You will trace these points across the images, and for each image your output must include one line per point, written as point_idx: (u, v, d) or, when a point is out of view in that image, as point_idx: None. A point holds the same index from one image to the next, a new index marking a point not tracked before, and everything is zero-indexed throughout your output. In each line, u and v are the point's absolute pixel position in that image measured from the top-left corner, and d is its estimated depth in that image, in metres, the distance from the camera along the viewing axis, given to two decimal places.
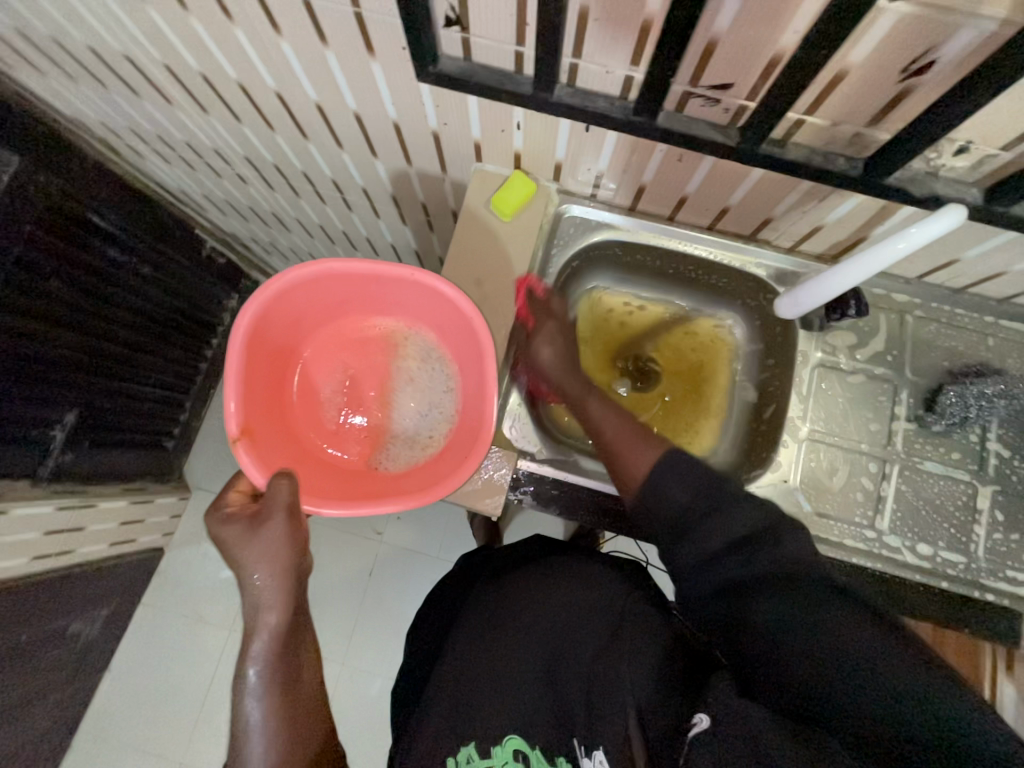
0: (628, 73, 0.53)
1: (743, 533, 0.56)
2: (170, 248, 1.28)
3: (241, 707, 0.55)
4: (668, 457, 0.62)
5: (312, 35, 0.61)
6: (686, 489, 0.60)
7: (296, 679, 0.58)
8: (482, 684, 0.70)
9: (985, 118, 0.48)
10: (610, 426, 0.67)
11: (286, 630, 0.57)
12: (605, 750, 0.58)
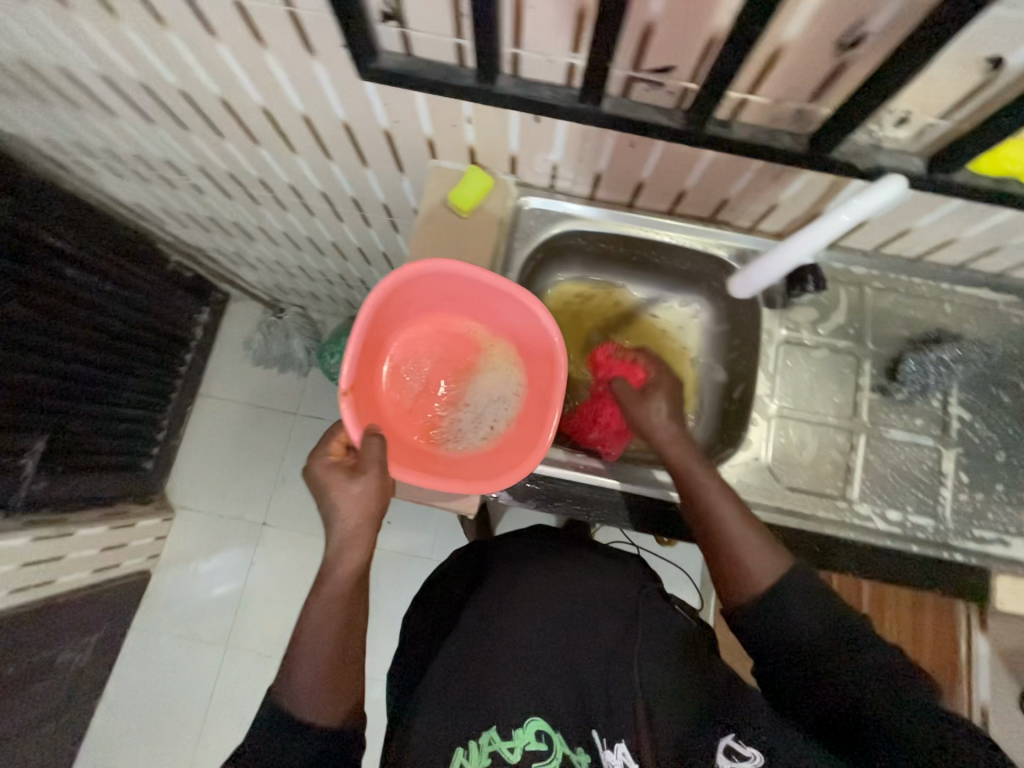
0: (570, 60, 0.53)
1: (862, 660, 0.55)
2: (134, 264, 1.24)
3: (313, 632, 0.60)
4: (793, 579, 0.60)
5: (249, 37, 0.59)
6: (813, 623, 0.58)
7: (355, 618, 0.63)
8: (497, 672, 0.68)
9: (920, 89, 0.49)
10: (726, 518, 0.63)
11: (359, 578, 0.62)
12: (627, 742, 0.62)
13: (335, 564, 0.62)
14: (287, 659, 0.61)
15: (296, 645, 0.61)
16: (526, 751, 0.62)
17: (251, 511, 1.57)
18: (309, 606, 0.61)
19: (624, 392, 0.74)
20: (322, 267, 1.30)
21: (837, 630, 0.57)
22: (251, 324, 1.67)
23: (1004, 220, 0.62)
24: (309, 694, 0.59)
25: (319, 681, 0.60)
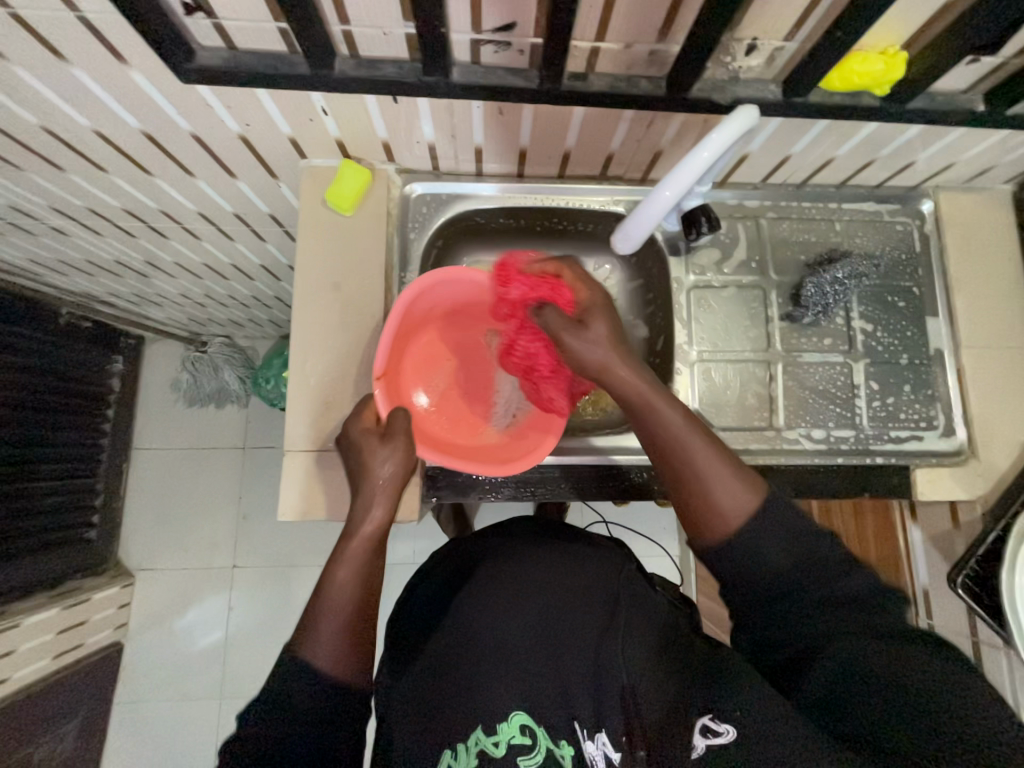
0: (406, 30, 0.50)
1: (837, 593, 0.52)
2: (16, 327, 1.11)
3: (325, 590, 0.56)
4: (768, 508, 0.55)
5: (46, 53, 0.52)
6: (784, 549, 0.54)
7: (374, 585, 0.58)
8: (479, 669, 0.61)
9: (758, 13, 0.49)
10: (695, 451, 0.57)
11: (381, 543, 0.60)
12: (607, 729, 0.54)
13: (358, 524, 0.59)
14: (303, 620, 0.56)
15: (315, 605, 0.56)
16: (513, 745, 0.54)
17: (218, 558, 1.49)
18: (330, 567, 0.58)
19: (560, 324, 0.62)
20: (230, 292, 1.21)
21: (806, 556, 0.53)
22: (175, 364, 1.56)
23: (867, 133, 0.64)
24: (326, 657, 0.53)
25: (341, 642, 0.54)
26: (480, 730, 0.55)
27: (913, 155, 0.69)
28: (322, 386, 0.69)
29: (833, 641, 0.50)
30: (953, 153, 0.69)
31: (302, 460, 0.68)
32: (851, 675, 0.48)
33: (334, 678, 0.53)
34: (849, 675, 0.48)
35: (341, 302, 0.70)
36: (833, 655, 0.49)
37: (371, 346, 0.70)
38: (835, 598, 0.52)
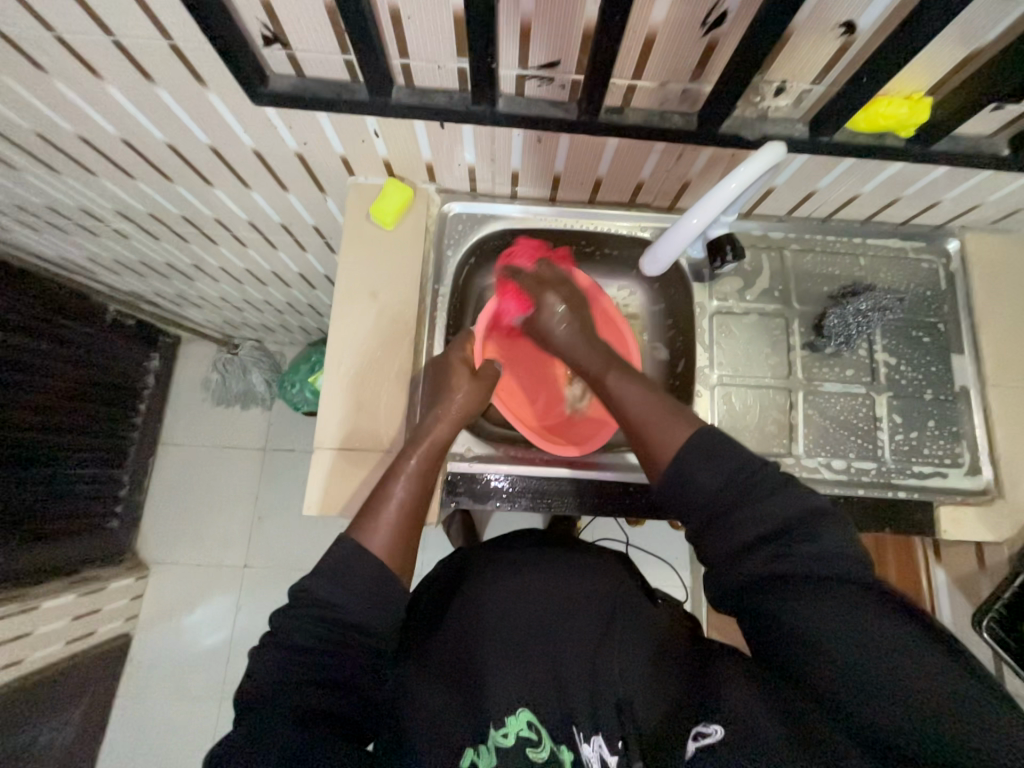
0: (458, 65, 0.55)
1: (780, 524, 0.51)
2: (66, 319, 1.18)
3: (391, 482, 0.62)
4: (702, 438, 0.57)
5: (136, 74, 0.58)
6: (718, 477, 0.54)
7: (428, 486, 0.64)
8: (485, 663, 0.61)
9: (788, 58, 0.52)
10: (635, 403, 0.63)
11: (441, 456, 0.66)
12: (603, 732, 0.53)
13: (424, 435, 0.66)
14: (364, 508, 0.61)
15: (375, 495, 0.61)
16: (521, 738, 0.54)
17: (230, 556, 1.51)
18: (396, 463, 0.63)
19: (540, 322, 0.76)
20: (267, 298, 1.27)
21: (746, 484, 0.54)
22: (207, 364, 1.62)
23: (892, 172, 0.66)
24: (378, 538, 0.58)
25: (394, 526, 0.59)
26: (490, 728, 0.55)
27: (938, 195, 0.71)
28: (352, 386, 0.72)
29: (793, 581, 0.49)
30: (978, 195, 0.70)
31: (329, 457, 0.70)
32: (827, 646, 0.45)
33: (386, 560, 0.57)
34: (825, 650, 0.45)
35: (377, 309, 0.74)
36: (808, 620, 0.47)
37: (402, 352, 0.73)
38: (795, 551, 0.50)
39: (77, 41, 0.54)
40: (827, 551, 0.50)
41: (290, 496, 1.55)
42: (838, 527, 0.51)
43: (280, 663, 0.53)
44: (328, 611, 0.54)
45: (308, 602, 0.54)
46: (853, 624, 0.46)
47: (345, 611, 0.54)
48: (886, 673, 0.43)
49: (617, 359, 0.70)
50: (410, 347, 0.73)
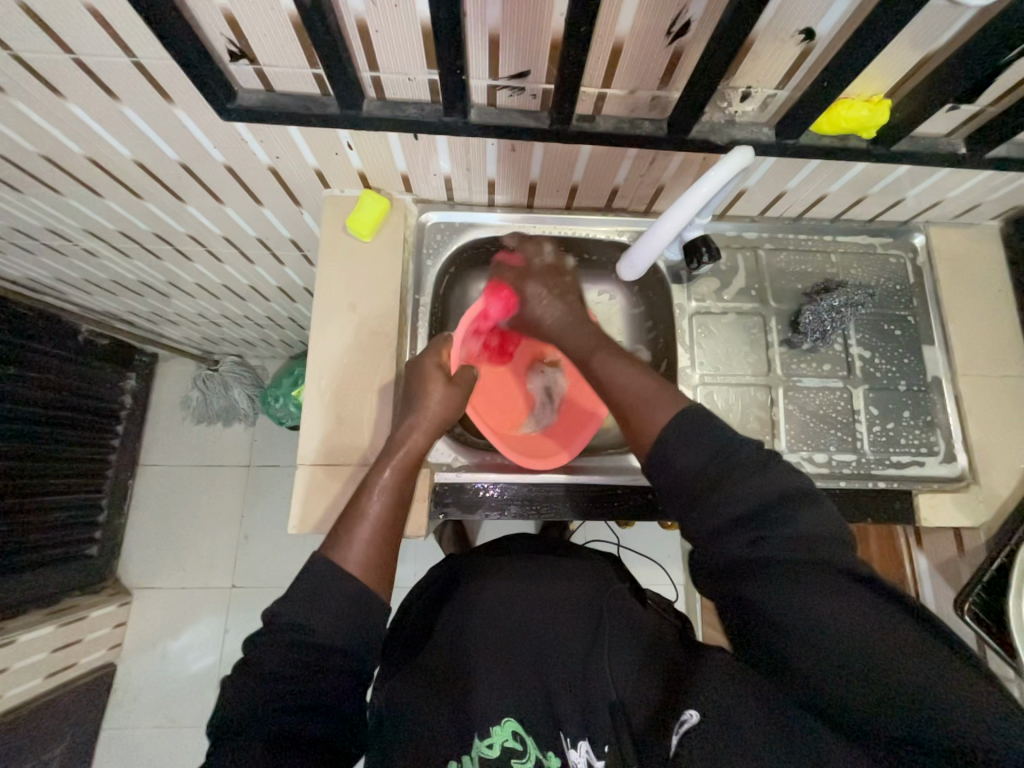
0: (429, 77, 0.55)
1: (763, 500, 0.52)
2: (35, 342, 1.14)
3: (365, 496, 0.62)
4: (687, 422, 0.57)
5: (99, 92, 0.57)
6: (699, 454, 0.55)
7: (404, 497, 0.63)
8: (471, 676, 0.60)
9: (752, 65, 0.54)
10: (624, 380, 0.65)
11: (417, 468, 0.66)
12: (590, 738, 0.53)
13: (397, 446, 0.65)
14: (339, 523, 0.60)
15: (350, 510, 0.61)
16: (506, 748, 0.54)
17: (216, 577, 1.48)
18: (368, 476, 0.63)
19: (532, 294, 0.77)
20: (246, 313, 1.25)
21: (724, 465, 0.54)
22: (187, 381, 1.59)
23: (857, 172, 0.68)
24: (353, 555, 0.57)
25: (369, 541, 0.59)
26: (475, 739, 0.54)
27: (902, 192, 0.73)
28: (334, 401, 0.71)
29: (769, 563, 0.50)
30: (940, 191, 0.72)
31: (312, 474, 0.69)
32: (802, 631, 0.46)
33: (360, 575, 0.56)
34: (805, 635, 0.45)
35: (357, 322, 0.73)
36: (772, 601, 0.48)
37: (384, 364, 0.73)
38: (771, 525, 0.51)
39: (36, 60, 0.53)
40: (809, 531, 0.50)
41: (276, 513, 1.52)
42: (816, 504, 0.52)
43: (252, 692, 0.50)
44: (303, 634, 0.52)
45: (282, 629, 0.52)
46: (830, 610, 0.45)
47: (320, 633, 0.52)
48: (866, 659, 0.43)
49: (607, 339, 0.72)
50: (392, 359, 0.73)
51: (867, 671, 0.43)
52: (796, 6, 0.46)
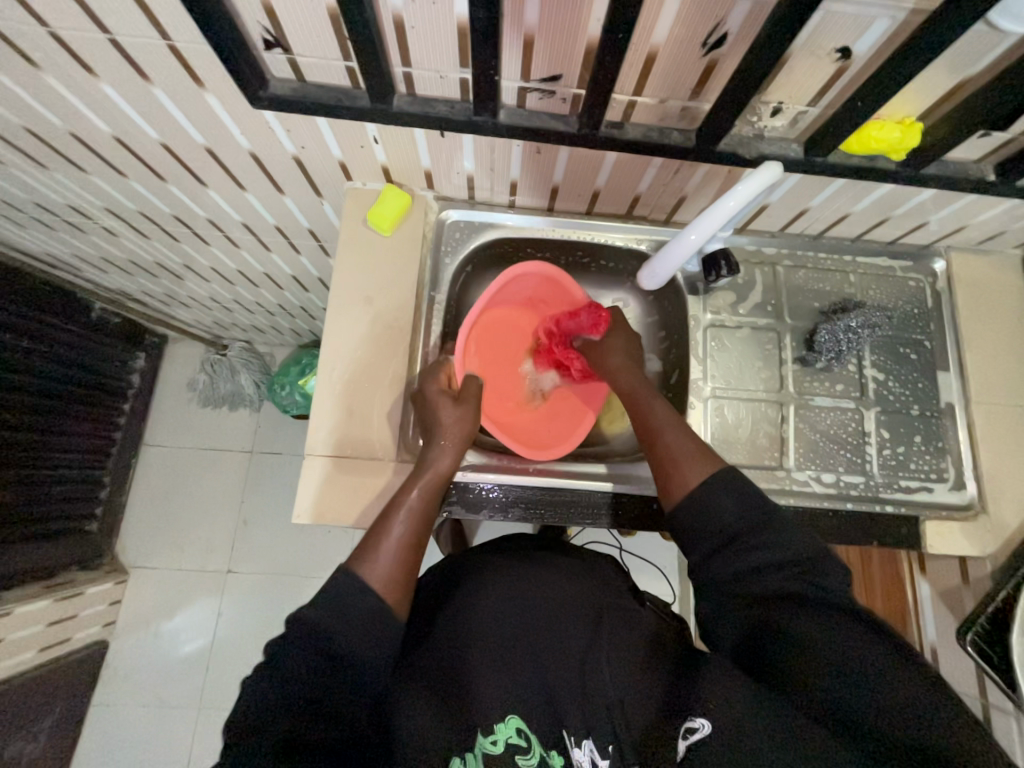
0: (460, 75, 0.55)
1: (794, 556, 0.54)
2: (49, 316, 1.15)
3: (392, 518, 0.61)
4: (726, 480, 0.59)
5: (132, 73, 0.58)
6: (738, 506, 0.57)
7: (430, 517, 0.63)
8: (473, 672, 0.60)
9: (785, 80, 0.54)
10: (673, 436, 0.64)
11: (443, 488, 0.66)
12: (594, 736, 0.53)
13: (425, 468, 0.65)
14: (364, 539, 0.60)
15: (377, 528, 0.61)
16: (510, 745, 0.54)
17: (213, 561, 1.48)
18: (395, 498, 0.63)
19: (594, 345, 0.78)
20: (259, 300, 1.26)
21: (764, 521, 0.56)
22: (195, 364, 1.59)
23: (882, 193, 0.68)
24: (380, 575, 0.57)
25: (394, 563, 0.58)
26: (478, 735, 0.55)
27: (926, 216, 0.73)
28: (346, 393, 0.71)
29: (792, 604, 0.52)
30: (965, 217, 0.72)
31: (321, 465, 0.69)
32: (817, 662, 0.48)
33: (386, 596, 0.56)
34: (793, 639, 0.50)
35: (372, 315, 0.73)
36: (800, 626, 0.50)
37: (397, 359, 0.73)
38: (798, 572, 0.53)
39: (73, 39, 0.54)
40: (818, 563, 0.54)
41: (276, 500, 1.53)
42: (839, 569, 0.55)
43: (270, 696, 0.49)
44: (327, 640, 0.52)
45: (306, 633, 0.52)
46: (840, 639, 0.48)
47: (344, 640, 0.52)
48: (860, 675, 0.46)
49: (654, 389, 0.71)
50: (405, 354, 0.73)
51: (863, 688, 0.45)
52: (835, 24, 0.46)
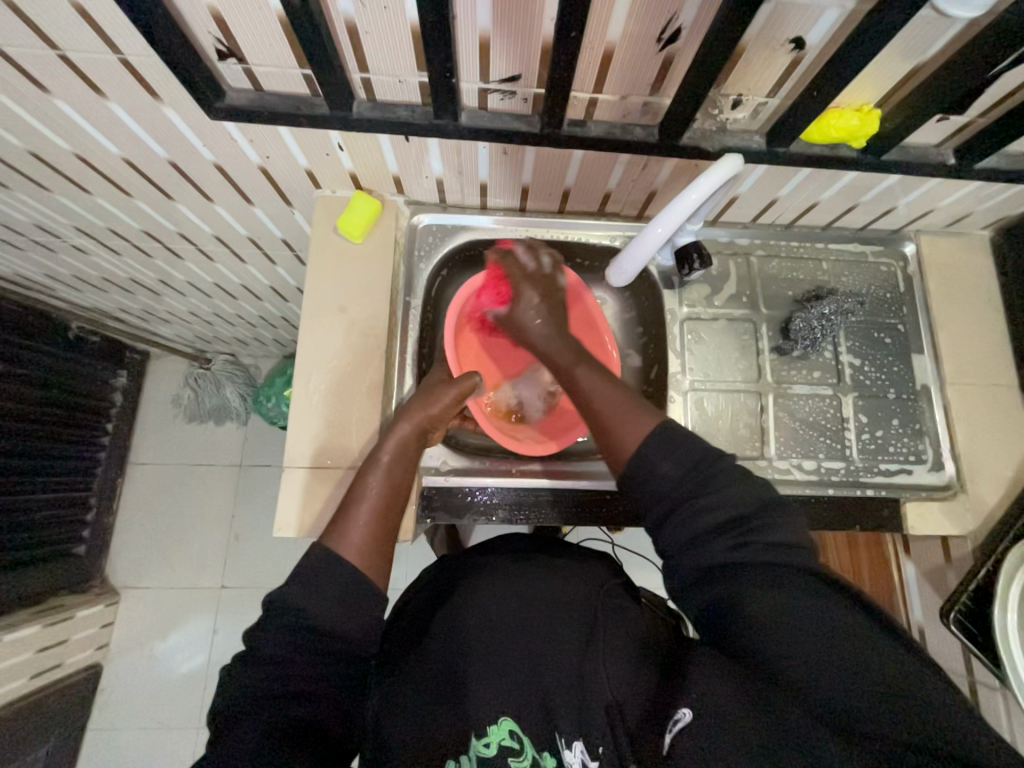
0: (419, 79, 0.54)
1: (734, 513, 0.53)
2: (21, 338, 1.12)
3: (365, 481, 0.61)
4: (665, 431, 0.58)
5: (86, 88, 0.57)
6: (677, 463, 0.56)
7: (403, 484, 0.63)
8: (467, 678, 0.59)
9: (743, 73, 0.54)
10: (601, 396, 0.63)
11: (415, 453, 0.65)
12: (585, 738, 0.52)
13: (397, 430, 0.65)
14: (336, 514, 0.60)
15: (346, 500, 0.60)
16: (502, 747, 0.53)
17: (205, 577, 1.46)
18: (369, 461, 0.63)
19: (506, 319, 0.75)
20: (238, 311, 1.24)
21: (701, 479, 0.55)
22: (178, 380, 1.57)
23: (848, 180, 0.69)
24: (353, 544, 0.57)
25: (365, 526, 0.58)
26: (471, 738, 0.54)
27: (894, 201, 0.74)
28: (324, 404, 0.71)
29: (749, 569, 0.50)
30: (932, 200, 0.73)
31: (302, 476, 0.69)
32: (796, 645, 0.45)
33: (355, 560, 0.56)
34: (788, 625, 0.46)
35: (346, 323, 0.73)
36: (769, 599, 0.48)
37: (374, 366, 0.72)
38: (752, 535, 0.52)
39: (21, 56, 0.53)
40: (783, 538, 0.52)
41: (266, 513, 1.51)
42: (790, 519, 0.54)
43: (248, 681, 0.50)
44: (303, 617, 0.52)
45: (281, 613, 0.52)
46: (829, 616, 0.46)
47: (319, 616, 0.52)
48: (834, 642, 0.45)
49: (587, 353, 0.69)
50: (382, 361, 0.72)
51: (844, 656, 0.44)
52: (786, 15, 0.46)
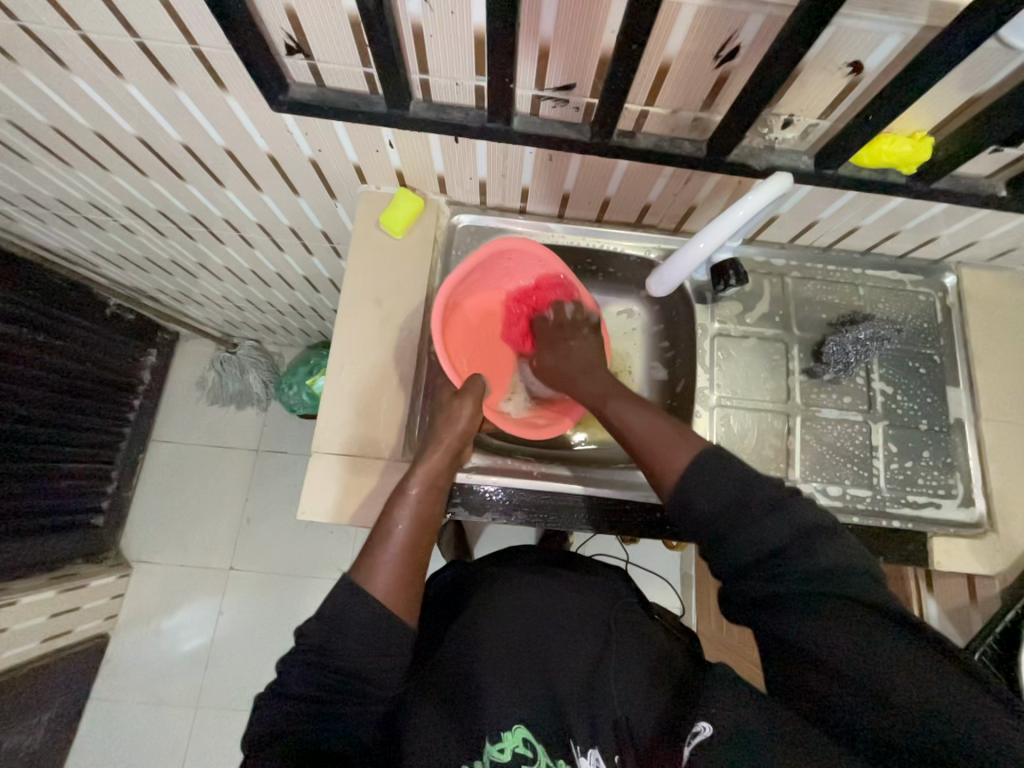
0: (476, 83, 0.56)
1: (786, 536, 0.49)
2: (62, 310, 1.16)
3: (390, 517, 0.60)
4: (705, 459, 0.55)
5: (156, 75, 0.59)
6: (713, 497, 0.52)
7: (430, 516, 0.61)
8: (480, 684, 0.60)
9: (797, 94, 0.54)
10: (640, 424, 0.62)
11: (444, 485, 0.64)
12: (599, 747, 0.54)
13: (421, 460, 0.64)
14: (363, 550, 0.58)
15: (375, 534, 0.59)
16: (516, 754, 0.54)
17: (215, 558, 1.49)
18: (396, 493, 0.62)
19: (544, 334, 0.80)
20: (270, 299, 1.27)
21: (741, 505, 0.51)
22: (205, 362, 1.61)
23: (893, 206, 0.68)
24: (378, 580, 0.55)
25: (393, 561, 0.56)
26: (486, 744, 0.55)
27: (937, 230, 0.73)
28: (354, 393, 0.72)
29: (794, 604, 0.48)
30: (977, 232, 0.72)
31: (327, 463, 0.70)
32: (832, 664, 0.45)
33: (381, 599, 0.54)
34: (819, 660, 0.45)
35: (381, 317, 0.74)
36: (812, 625, 0.46)
37: (405, 360, 0.73)
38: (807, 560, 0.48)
39: (102, 41, 0.55)
40: (833, 567, 0.48)
41: (280, 498, 1.54)
42: (839, 540, 0.50)
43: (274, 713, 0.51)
44: (326, 656, 0.52)
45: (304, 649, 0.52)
46: (873, 643, 0.44)
47: (340, 656, 0.52)
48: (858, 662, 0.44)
49: (619, 388, 0.69)
50: (413, 355, 0.74)
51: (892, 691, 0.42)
52: (847, 38, 0.47)
